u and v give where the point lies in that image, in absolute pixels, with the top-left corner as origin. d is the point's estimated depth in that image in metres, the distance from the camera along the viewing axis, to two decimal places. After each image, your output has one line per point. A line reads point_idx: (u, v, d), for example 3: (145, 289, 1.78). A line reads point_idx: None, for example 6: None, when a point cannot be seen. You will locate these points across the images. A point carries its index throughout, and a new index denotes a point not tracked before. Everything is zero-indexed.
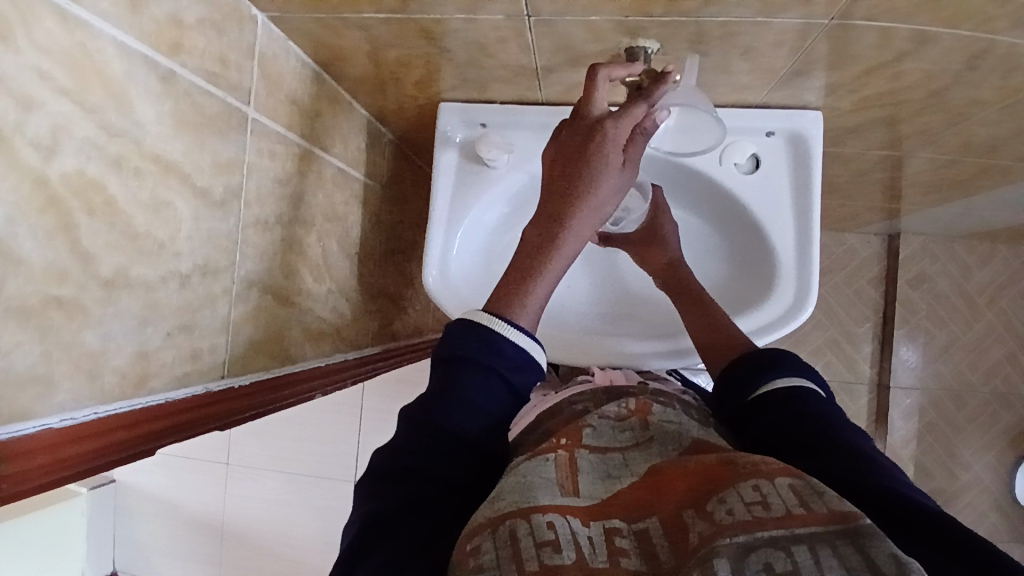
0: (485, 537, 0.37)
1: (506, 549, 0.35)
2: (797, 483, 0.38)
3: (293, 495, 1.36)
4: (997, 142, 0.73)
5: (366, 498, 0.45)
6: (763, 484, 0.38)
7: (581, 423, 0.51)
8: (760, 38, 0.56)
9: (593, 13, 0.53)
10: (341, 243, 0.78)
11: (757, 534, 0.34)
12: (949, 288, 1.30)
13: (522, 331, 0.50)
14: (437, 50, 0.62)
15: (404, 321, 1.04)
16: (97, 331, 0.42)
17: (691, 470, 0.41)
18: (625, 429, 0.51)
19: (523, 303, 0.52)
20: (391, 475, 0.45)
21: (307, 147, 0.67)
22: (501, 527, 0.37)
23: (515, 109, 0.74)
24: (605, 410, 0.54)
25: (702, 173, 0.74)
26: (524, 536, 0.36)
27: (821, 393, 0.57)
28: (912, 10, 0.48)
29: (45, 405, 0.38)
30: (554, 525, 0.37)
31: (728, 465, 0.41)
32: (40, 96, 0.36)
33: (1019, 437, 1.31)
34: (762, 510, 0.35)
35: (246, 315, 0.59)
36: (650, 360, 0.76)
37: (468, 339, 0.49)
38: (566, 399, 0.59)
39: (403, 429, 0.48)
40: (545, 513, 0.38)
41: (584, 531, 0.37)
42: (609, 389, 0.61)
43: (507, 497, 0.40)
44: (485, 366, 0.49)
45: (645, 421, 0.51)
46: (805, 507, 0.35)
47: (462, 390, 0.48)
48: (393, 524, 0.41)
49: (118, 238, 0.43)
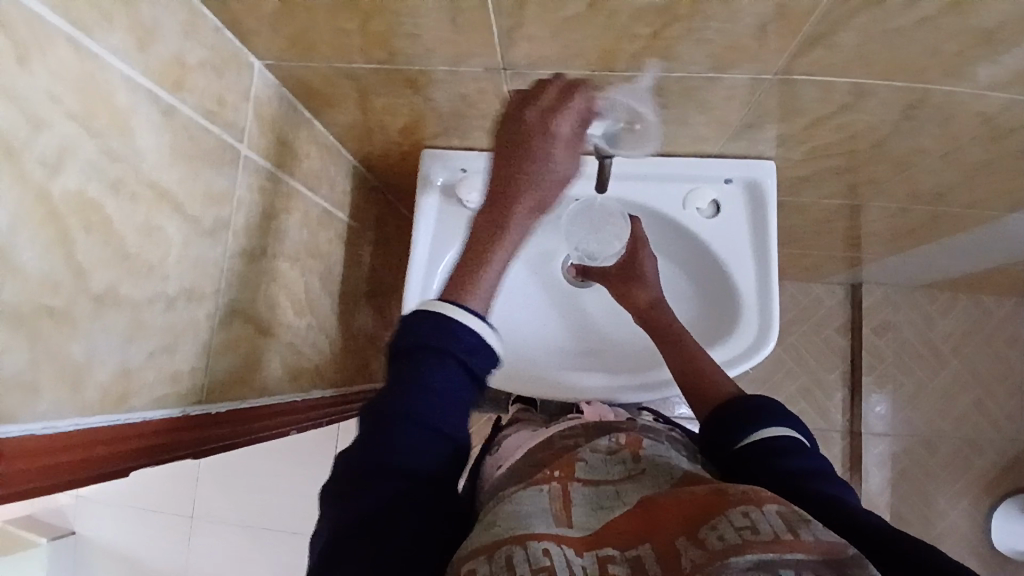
0: (482, 563, 0.38)
1: (504, 574, 0.36)
2: (785, 511, 0.39)
3: (259, 551, 1.32)
4: (942, 190, 0.80)
5: (335, 505, 0.44)
6: (753, 512, 0.38)
7: (574, 456, 0.51)
8: (714, 93, 0.62)
9: (563, 68, 0.59)
10: (323, 281, 0.81)
11: (748, 557, 0.35)
12: (914, 336, 1.36)
13: (473, 313, 0.48)
14: (421, 99, 0.67)
15: (380, 363, 1.05)
16: (82, 345, 0.43)
17: (682, 501, 0.42)
18: (618, 462, 0.51)
19: (479, 285, 0.49)
20: (361, 483, 0.44)
21: (296, 187, 0.71)
22: (498, 553, 0.38)
23: (493, 156, 0.79)
24: (597, 443, 0.54)
25: (665, 214, 0.79)
26: (521, 562, 0.36)
27: (807, 445, 0.57)
28: (848, 63, 0.55)
29: (28, 411, 0.39)
30: (549, 552, 0.37)
31: (720, 495, 0.41)
32: (50, 118, 0.39)
33: (993, 484, 1.33)
34: (751, 535, 0.36)
35: (226, 344, 0.60)
36: (627, 393, 0.78)
37: (422, 326, 0.47)
38: (558, 433, 0.58)
39: (363, 430, 0.47)
40: (541, 540, 0.39)
41: (579, 560, 0.37)
42: (599, 423, 0.60)
43: (502, 524, 0.41)
44: (444, 354, 0.46)
45: (637, 453, 0.52)
46: (793, 534, 0.36)
47: (421, 377, 0.46)
48: (371, 540, 0.41)
49: (112, 255, 0.45)
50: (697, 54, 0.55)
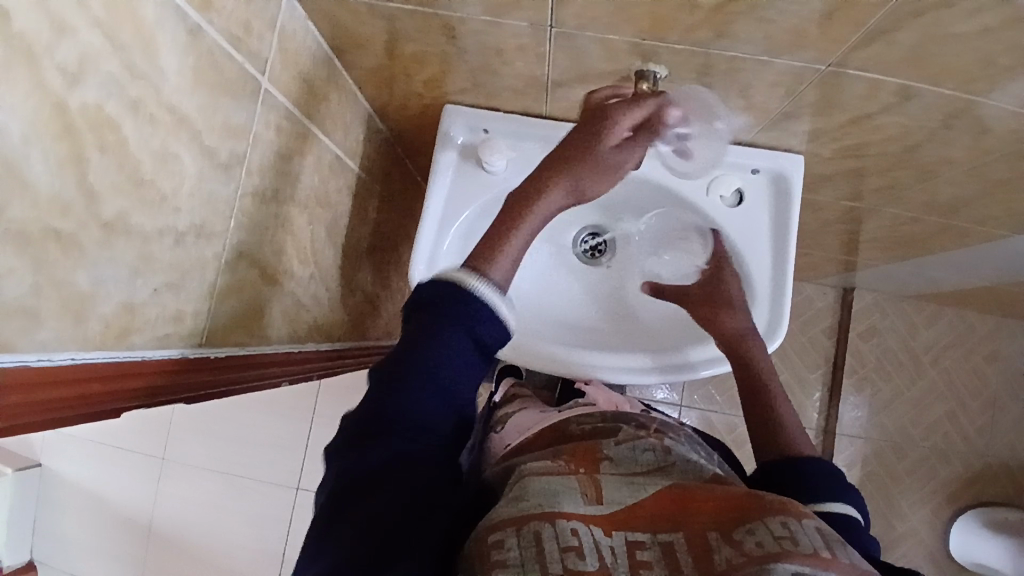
0: (509, 533, 0.38)
1: (531, 549, 0.37)
2: (824, 529, 0.38)
3: (230, 497, 1.31)
4: (959, 204, 0.80)
5: (344, 457, 0.45)
6: (792, 523, 0.37)
7: (599, 447, 0.48)
8: (760, 77, 0.60)
9: (612, 32, 0.56)
10: (329, 231, 0.78)
11: (785, 567, 0.34)
12: (897, 343, 1.39)
13: (491, 283, 0.48)
14: (453, 49, 0.64)
15: (375, 320, 1.03)
16: (88, 273, 0.40)
17: (719, 495, 0.41)
18: (647, 450, 0.48)
19: (500, 257, 0.50)
20: (368, 435, 0.44)
21: (311, 129, 0.67)
22: (526, 527, 0.38)
23: (518, 118, 0.76)
24: (621, 433, 0.51)
25: (686, 197, 0.77)
26: (548, 539, 0.37)
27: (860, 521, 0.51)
28: (902, 63, 0.53)
29: (27, 340, 0.37)
30: (578, 532, 0.38)
31: (757, 498, 0.40)
32: (74, 25, 0.35)
33: (954, 493, 1.37)
34: (791, 545, 0.35)
35: (232, 286, 0.57)
36: (659, 373, 0.78)
37: (442, 290, 0.47)
38: (572, 419, 0.56)
39: (377, 383, 0.47)
40: (569, 519, 0.39)
41: (606, 540, 0.38)
42: (615, 413, 0.58)
43: (531, 498, 0.41)
44: (454, 313, 0.46)
45: (667, 447, 0.49)
46: (831, 552, 0.35)
47: (432, 336, 0.45)
48: (366, 496, 0.41)
49: (124, 181, 0.42)
50: (754, 34, 0.53)
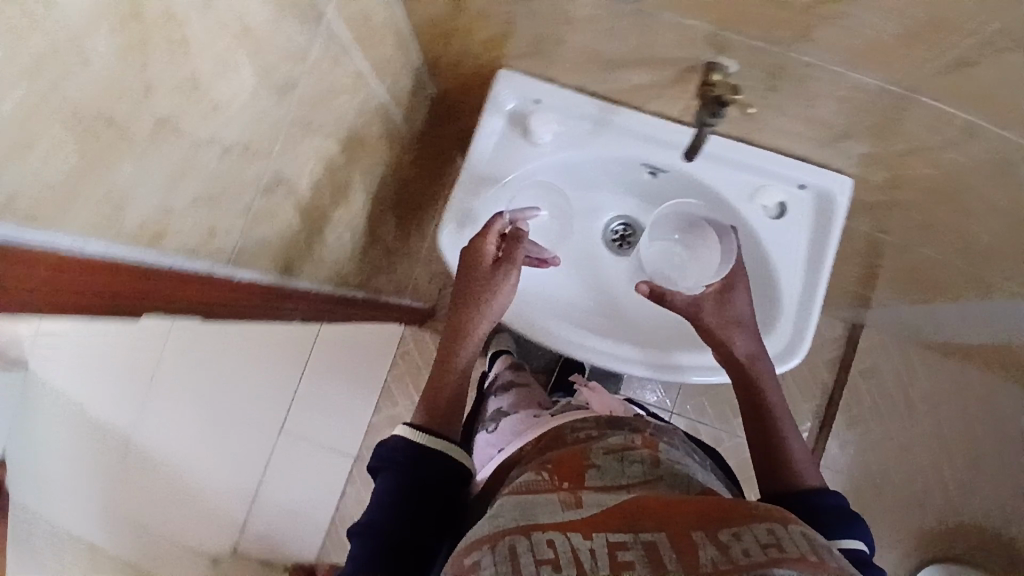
0: (487, 553, 0.40)
1: (506, 565, 0.38)
2: (811, 540, 0.37)
3: (215, 428, 1.31)
4: (992, 255, 0.79)
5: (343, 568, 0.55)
6: (777, 531, 0.37)
7: (587, 458, 0.49)
8: (830, 89, 0.59)
9: (691, 17, 0.55)
10: (362, 177, 0.77)
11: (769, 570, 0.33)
12: (895, 387, 1.39)
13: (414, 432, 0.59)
14: (523, 11, 0.62)
15: (389, 276, 1.03)
16: (132, 168, 0.39)
17: (704, 503, 0.41)
18: (634, 462, 0.48)
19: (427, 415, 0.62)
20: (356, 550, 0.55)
21: (365, 69, 0.65)
22: (503, 543, 0.40)
23: (570, 92, 0.74)
24: (613, 440, 0.52)
25: (728, 200, 0.76)
26: (524, 553, 0.38)
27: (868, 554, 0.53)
28: (979, 98, 0.52)
29: (63, 222, 0.36)
30: (553, 543, 0.39)
31: (745, 508, 0.40)
32: None
33: (925, 542, 1.38)
34: (775, 551, 0.35)
35: (263, 212, 0.56)
36: (642, 365, 0.78)
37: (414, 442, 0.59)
38: (568, 427, 0.57)
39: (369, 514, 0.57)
40: (546, 531, 0.40)
41: (586, 544, 0.38)
42: (611, 417, 0.58)
43: (510, 515, 0.44)
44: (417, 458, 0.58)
45: (656, 458, 0.49)
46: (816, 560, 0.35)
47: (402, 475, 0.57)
48: None
49: (180, 84, 0.39)
50: (835, 43, 0.52)
